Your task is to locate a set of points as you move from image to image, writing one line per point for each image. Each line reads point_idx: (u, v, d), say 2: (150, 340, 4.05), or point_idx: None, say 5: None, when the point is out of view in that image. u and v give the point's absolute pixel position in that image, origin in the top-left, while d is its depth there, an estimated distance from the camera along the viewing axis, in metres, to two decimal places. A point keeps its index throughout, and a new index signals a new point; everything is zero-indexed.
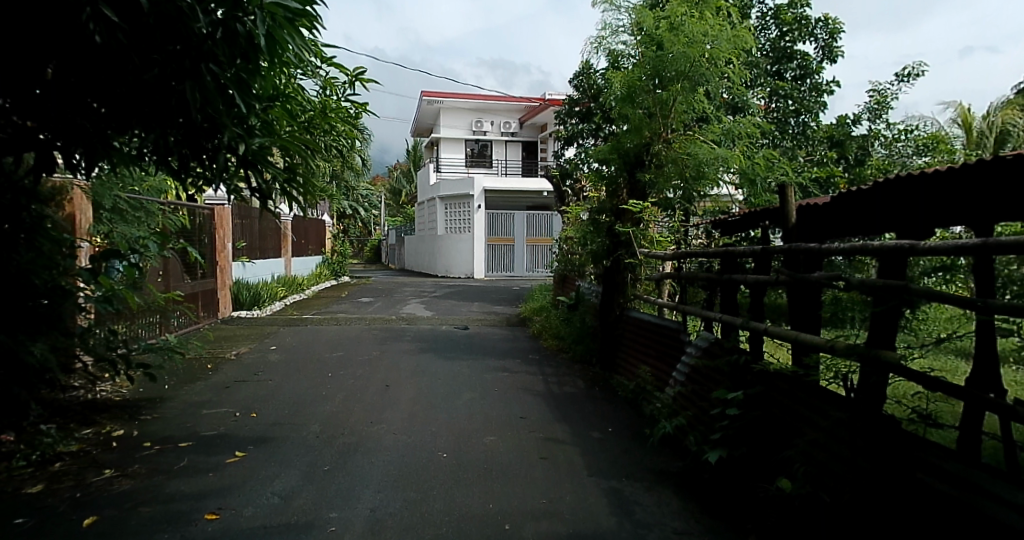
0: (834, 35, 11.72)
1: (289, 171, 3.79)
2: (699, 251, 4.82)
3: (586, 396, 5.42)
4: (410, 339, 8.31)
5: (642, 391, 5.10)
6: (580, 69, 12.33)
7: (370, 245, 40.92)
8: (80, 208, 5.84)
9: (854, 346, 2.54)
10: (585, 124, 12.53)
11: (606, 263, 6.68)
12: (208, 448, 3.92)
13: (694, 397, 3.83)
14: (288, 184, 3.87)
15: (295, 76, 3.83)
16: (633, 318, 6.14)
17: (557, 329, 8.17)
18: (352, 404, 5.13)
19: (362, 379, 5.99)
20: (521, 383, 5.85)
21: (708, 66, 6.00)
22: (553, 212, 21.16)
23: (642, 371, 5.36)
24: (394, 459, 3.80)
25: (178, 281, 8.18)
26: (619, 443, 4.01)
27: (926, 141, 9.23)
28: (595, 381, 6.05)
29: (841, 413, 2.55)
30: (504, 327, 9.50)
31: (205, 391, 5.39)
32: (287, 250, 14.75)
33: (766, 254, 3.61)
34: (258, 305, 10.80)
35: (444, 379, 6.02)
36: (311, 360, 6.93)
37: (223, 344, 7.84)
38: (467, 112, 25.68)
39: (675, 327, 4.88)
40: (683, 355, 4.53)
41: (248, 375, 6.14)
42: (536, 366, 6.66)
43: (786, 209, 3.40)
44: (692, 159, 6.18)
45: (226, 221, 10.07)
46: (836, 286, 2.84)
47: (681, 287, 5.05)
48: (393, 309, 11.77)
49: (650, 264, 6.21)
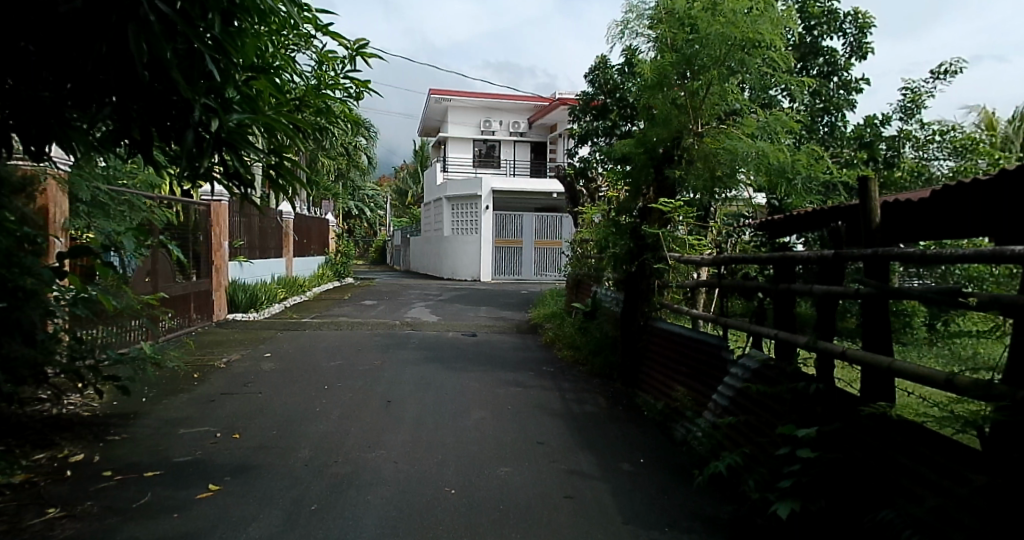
0: (864, 30, 11.11)
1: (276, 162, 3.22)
2: (742, 256, 4.21)
3: (609, 418, 4.86)
4: (414, 347, 7.75)
5: (678, 415, 4.52)
6: (596, 63, 11.73)
7: (376, 246, 40.57)
8: (55, 201, 5.23)
9: (994, 385, 1.92)
10: (600, 122, 11.92)
11: (628, 269, 6.08)
12: (178, 479, 3.38)
13: (749, 431, 3.24)
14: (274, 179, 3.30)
15: (284, 44, 3.30)
16: (661, 331, 5.53)
17: (573, 339, 7.59)
18: (349, 423, 4.59)
19: (361, 393, 5.44)
20: (536, 401, 5.29)
21: (747, 51, 5.43)
22: (562, 214, 20.58)
23: (677, 390, 4.76)
24: (393, 497, 3.26)
25: (168, 283, 7.68)
26: (655, 480, 3.45)
27: (964, 142, 8.63)
28: (617, 399, 5.48)
29: (979, 475, 1.91)
30: (513, 334, 8.92)
31: (186, 406, 4.86)
32: (289, 251, 14.25)
33: (838, 260, 3.00)
34: (255, 307, 10.26)
35: (452, 394, 5.46)
36: (307, 370, 6.37)
37: (213, 349, 7.32)
38: (475, 111, 25.12)
39: (714, 344, 4.26)
40: (726, 376, 3.94)
41: (236, 386, 5.60)
42: (551, 380, 6.10)
43: (868, 206, 2.81)
44: (732, 155, 5.63)
45: (223, 219, 9.50)
46: (964, 304, 2.19)
47: (722, 297, 4.40)
48: (397, 313, 11.23)
49: (682, 272, 5.59)
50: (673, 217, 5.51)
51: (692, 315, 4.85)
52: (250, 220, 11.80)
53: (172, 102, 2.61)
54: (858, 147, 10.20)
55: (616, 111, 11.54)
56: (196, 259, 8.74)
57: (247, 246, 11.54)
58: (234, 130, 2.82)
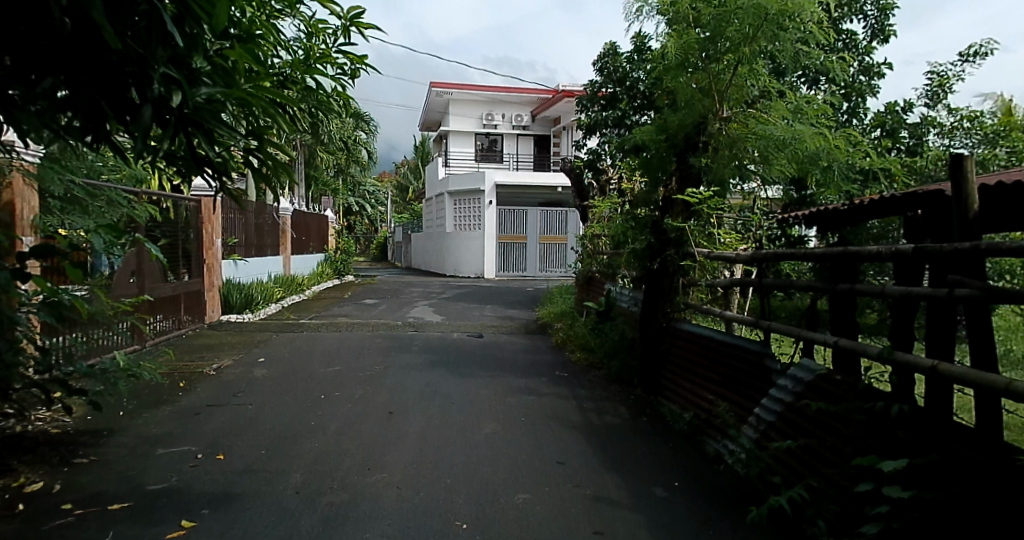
0: (887, 12, 10.57)
1: (258, 147, 2.71)
2: (784, 252, 3.71)
3: (632, 432, 4.41)
4: (417, 351, 7.28)
5: (717, 429, 4.06)
6: (604, 50, 11.21)
7: (378, 243, 40.15)
8: (22, 193, 4.82)
9: None
10: (609, 111, 11.42)
11: (649, 266, 5.62)
12: (147, 513, 2.93)
13: (807, 456, 2.78)
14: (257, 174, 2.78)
15: (264, 7, 2.82)
16: (688, 333, 5.06)
17: (587, 340, 7.14)
18: (346, 440, 4.13)
19: (361, 404, 5.00)
20: (552, 411, 4.84)
21: (782, 25, 4.85)
22: (567, 209, 20.10)
23: (712, 399, 4.31)
24: (396, 534, 2.79)
25: (155, 284, 7.24)
26: (696, 511, 3.01)
27: (997, 128, 8.14)
28: (639, 408, 5.04)
29: None
30: (521, 335, 8.46)
31: (167, 420, 4.40)
32: (287, 248, 13.80)
33: (916, 256, 2.53)
34: (251, 308, 9.79)
35: (460, 404, 5.01)
36: (303, 378, 5.91)
37: (203, 354, 6.88)
38: (477, 105, 24.62)
39: (754, 350, 3.80)
40: (772, 387, 3.47)
41: (226, 397, 5.15)
42: (566, 386, 5.65)
43: (964, 191, 2.34)
44: (767, 140, 5.06)
45: (215, 215, 9.05)
46: None
47: (761, 297, 3.92)
48: (399, 312, 10.77)
49: (712, 270, 5.09)
50: (701, 210, 5.06)
51: (724, 317, 4.40)
52: (245, 217, 11.34)
53: (127, 75, 2.17)
54: (882, 135, 9.69)
55: (627, 99, 11.02)
56: (186, 257, 8.31)
57: (242, 244, 11.09)
58: (203, 108, 2.33)
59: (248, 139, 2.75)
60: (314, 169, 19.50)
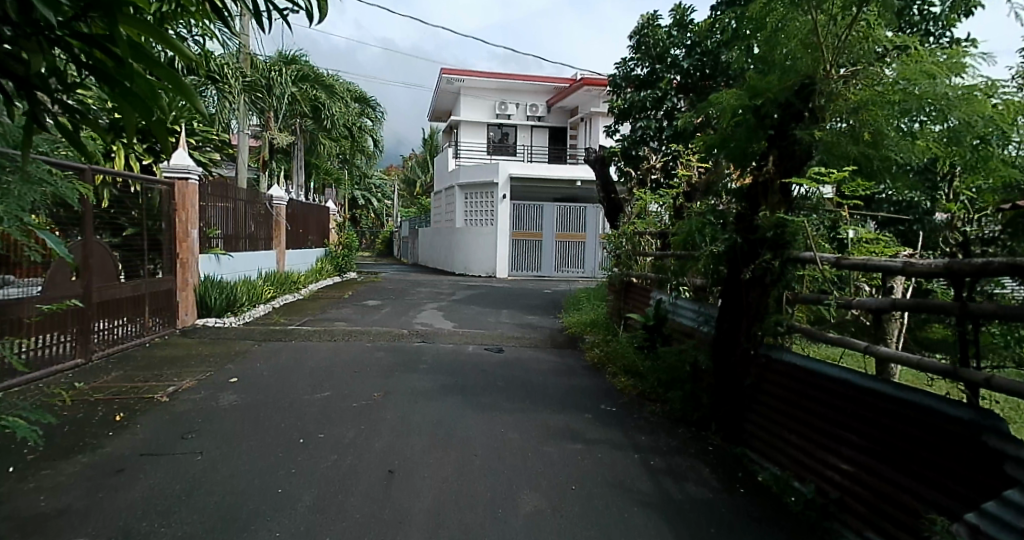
0: None
1: (115, 40, 1.24)
2: (1012, 263, 2.28)
3: (735, 515, 3.11)
4: (426, 370, 5.94)
5: (880, 525, 2.71)
6: (642, 23, 9.84)
7: (382, 238, 38.90)
8: None
9: None
10: (647, 92, 9.98)
11: (735, 273, 4.27)
12: None
13: None
14: (117, 103, 1.35)
15: None
16: (792, 367, 3.67)
17: (634, 362, 5.84)
18: (323, 530, 2.79)
19: (351, 456, 3.69)
20: (613, 474, 3.53)
21: None
22: (585, 205, 18.70)
23: (850, 473, 2.97)
24: None
25: (107, 283, 6.07)
26: None
27: None
28: (729, 469, 3.72)
29: None
30: (549, 350, 7.13)
31: (70, 488, 3.08)
32: (280, 242, 12.47)
33: None
34: (233, 310, 8.48)
35: (486, 457, 3.70)
36: (280, 409, 4.59)
37: (163, 372, 5.57)
38: (490, 94, 23.26)
39: (950, 415, 2.44)
40: (1010, 487, 2.14)
41: (170, 441, 3.83)
42: (621, 430, 4.35)
43: None
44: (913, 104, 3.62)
45: (191, 202, 7.71)
46: None
47: (960, 334, 2.52)
48: (404, 317, 9.45)
49: (849, 284, 3.65)
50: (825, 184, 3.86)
51: (872, 353, 2.99)
52: (230, 206, 10.06)
53: None
54: None
55: (666, 79, 9.60)
56: (155, 250, 7.10)
57: (226, 237, 9.79)
58: None
59: (96, 20, 1.28)
60: (317, 156, 18.16)
